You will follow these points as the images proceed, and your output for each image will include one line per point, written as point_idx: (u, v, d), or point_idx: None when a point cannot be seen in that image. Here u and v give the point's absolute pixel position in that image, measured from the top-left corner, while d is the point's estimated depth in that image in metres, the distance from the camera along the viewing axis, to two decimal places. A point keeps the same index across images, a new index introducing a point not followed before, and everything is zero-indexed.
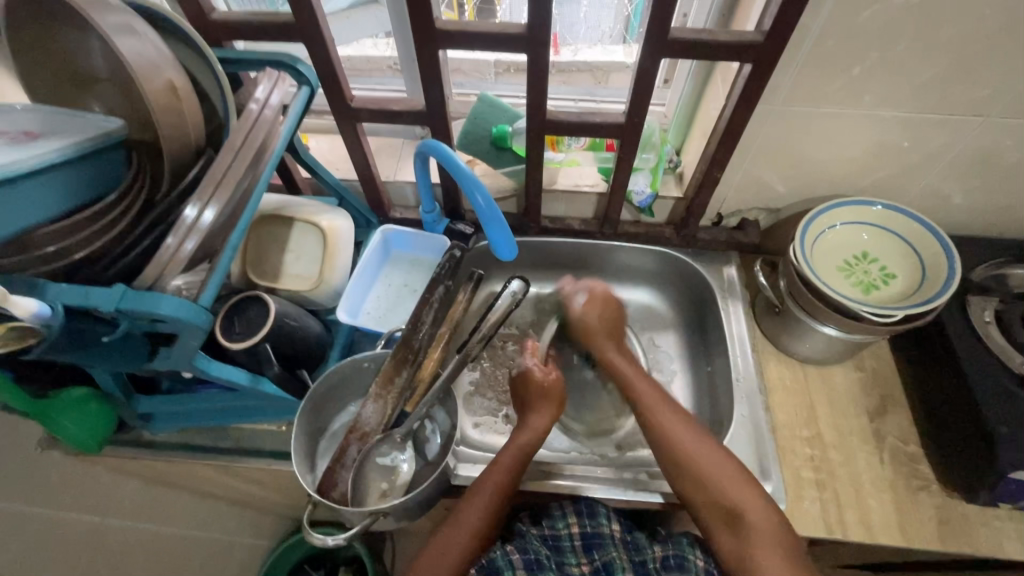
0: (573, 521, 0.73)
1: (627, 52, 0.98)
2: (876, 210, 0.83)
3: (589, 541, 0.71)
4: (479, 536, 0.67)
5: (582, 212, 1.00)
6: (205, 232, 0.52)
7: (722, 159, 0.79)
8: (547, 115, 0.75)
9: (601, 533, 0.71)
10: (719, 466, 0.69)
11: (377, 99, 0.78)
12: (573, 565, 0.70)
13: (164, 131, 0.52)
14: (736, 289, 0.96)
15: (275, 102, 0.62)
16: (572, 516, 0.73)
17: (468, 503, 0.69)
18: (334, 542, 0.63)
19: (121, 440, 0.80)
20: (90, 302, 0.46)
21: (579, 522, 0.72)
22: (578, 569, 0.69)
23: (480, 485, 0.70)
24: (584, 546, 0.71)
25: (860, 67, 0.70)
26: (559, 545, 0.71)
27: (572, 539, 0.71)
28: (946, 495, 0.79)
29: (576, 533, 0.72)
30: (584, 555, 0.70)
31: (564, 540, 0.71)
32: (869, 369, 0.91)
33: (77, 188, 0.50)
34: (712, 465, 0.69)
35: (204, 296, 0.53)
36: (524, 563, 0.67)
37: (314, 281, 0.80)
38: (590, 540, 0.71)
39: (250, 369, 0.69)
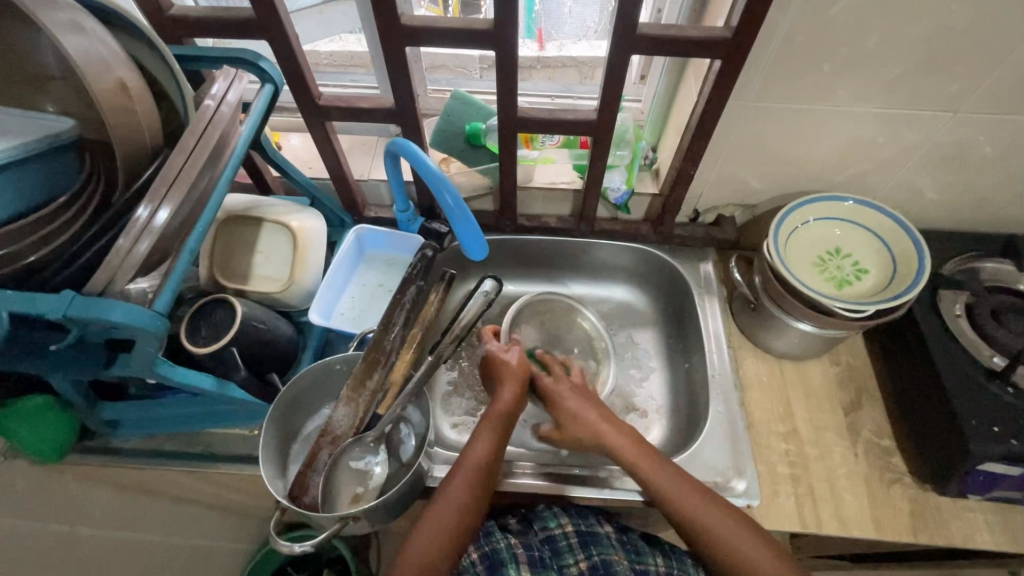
0: (565, 520, 0.75)
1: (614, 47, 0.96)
2: (848, 206, 0.83)
3: (586, 539, 0.73)
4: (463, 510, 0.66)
5: (560, 210, 0.99)
6: (159, 233, 0.51)
7: (695, 155, 0.79)
8: (519, 112, 0.75)
9: (597, 533, 0.74)
10: (717, 515, 0.66)
11: (346, 96, 0.76)
12: (571, 564, 0.71)
13: (115, 132, 0.51)
14: (712, 286, 0.96)
15: (233, 99, 0.60)
16: (564, 517, 0.76)
17: (449, 487, 0.68)
18: (303, 548, 0.62)
19: (87, 448, 0.78)
20: (36, 309, 0.45)
21: (572, 523, 0.75)
22: (577, 567, 0.71)
23: (463, 461, 0.70)
24: (581, 544, 0.72)
25: (830, 64, 0.70)
26: (557, 546, 0.72)
27: (568, 538, 0.73)
28: (918, 488, 0.80)
29: (571, 531, 0.74)
30: (581, 552, 0.72)
31: (561, 540, 0.73)
32: (845, 363, 0.91)
33: (25, 191, 0.48)
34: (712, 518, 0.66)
35: (161, 299, 0.52)
36: (529, 558, 0.71)
37: (284, 282, 0.78)
38: (587, 538, 0.73)
39: (217, 374, 0.68)
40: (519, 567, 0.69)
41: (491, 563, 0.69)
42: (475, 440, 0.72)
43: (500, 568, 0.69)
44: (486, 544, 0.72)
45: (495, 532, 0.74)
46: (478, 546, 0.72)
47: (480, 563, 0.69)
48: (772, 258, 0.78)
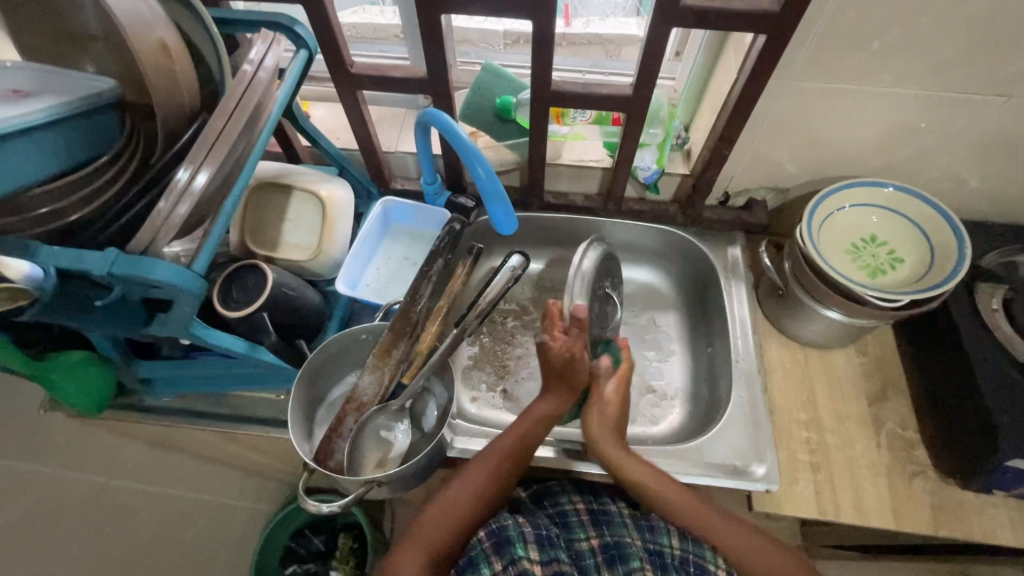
0: (576, 498, 0.76)
1: (640, 25, 0.95)
2: (887, 192, 0.80)
3: (598, 517, 0.73)
4: (485, 493, 0.68)
5: (586, 188, 0.99)
6: (199, 196, 0.51)
7: (731, 134, 0.77)
8: (552, 85, 0.73)
9: (609, 511, 0.74)
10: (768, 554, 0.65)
11: (379, 65, 0.76)
12: (582, 540, 0.70)
13: (156, 92, 0.51)
14: (740, 270, 0.94)
15: (270, 64, 0.60)
16: (576, 495, 0.77)
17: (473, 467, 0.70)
18: (329, 509, 0.64)
19: (121, 404, 0.81)
20: (82, 266, 0.46)
21: (583, 501, 0.76)
22: (587, 543, 0.69)
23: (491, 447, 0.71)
24: (592, 521, 0.72)
25: (879, 42, 0.67)
26: (568, 521, 0.73)
27: (578, 514, 0.74)
28: (940, 481, 0.79)
29: (581, 509, 0.75)
30: (593, 528, 0.71)
31: (572, 516, 0.73)
32: (872, 354, 0.90)
33: (68, 150, 0.50)
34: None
35: (198, 261, 0.53)
36: (535, 538, 0.67)
37: (312, 251, 0.79)
38: (599, 516, 0.73)
39: (247, 338, 0.69)
40: (527, 547, 0.65)
41: (497, 540, 0.65)
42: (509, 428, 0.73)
43: (508, 545, 0.64)
44: (495, 521, 0.68)
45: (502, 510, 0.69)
46: (486, 523, 0.68)
47: (487, 541, 0.65)
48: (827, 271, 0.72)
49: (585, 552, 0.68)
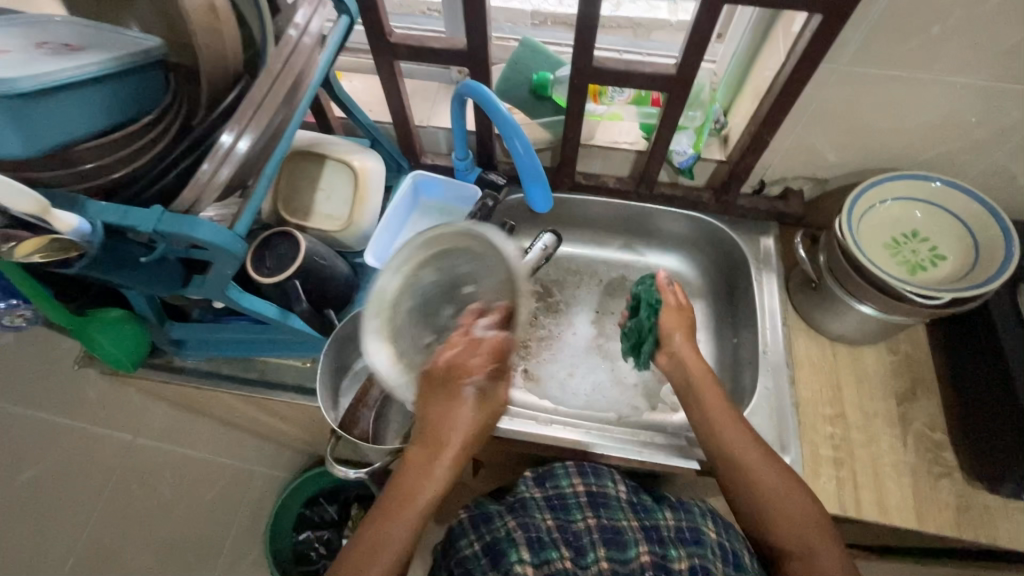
0: (576, 480, 0.72)
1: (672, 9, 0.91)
2: (934, 187, 0.77)
3: (596, 499, 0.70)
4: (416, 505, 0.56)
5: (618, 170, 0.97)
6: (240, 161, 0.51)
7: (775, 119, 0.75)
8: (593, 61, 0.71)
9: (606, 493, 0.71)
10: (805, 510, 0.61)
11: (418, 36, 0.74)
12: (579, 521, 0.67)
13: (203, 52, 0.51)
14: (772, 261, 0.92)
15: (314, 30, 0.59)
16: (577, 477, 0.73)
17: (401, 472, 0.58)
18: (355, 475, 0.66)
19: (153, 364, 0.82)
20: (128, 222, 0.46)
21: (583, 482, 0.72)
22: (584, 523, 0.67)
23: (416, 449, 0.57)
24: (590, 503, 0.69)
25: (940, 27, 0.64)
26: (564, 503, 0.69)
27: (577, 497, 0.70)
28: (967, 484, 0.78)
29: (580, 492, 0.71)
30: (590, 509, 0.68)
31: (570, 498, 0.70)
32: (904, 352, 0.88)
33: (114, 107, 0.49)
34: (815, 545, 0.59)
35: (239, 224, 0.54)
36: (526, 539, 0.64)
37: (344, 222, 0.79)
38: (597, 497, 0.70)
39: (279, 304, 0.70)
40: (519, 552, 0.63)
41: (493, 554, 0.64)
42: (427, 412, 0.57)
43: (500, 557, 0.63)
44: (487, 532, 0.67)
45: (494, 519, 0.68)
46: (480, 535, 0.67)
47: (483, 555, 0.64)
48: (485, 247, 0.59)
49: (582, 532, 0.66)
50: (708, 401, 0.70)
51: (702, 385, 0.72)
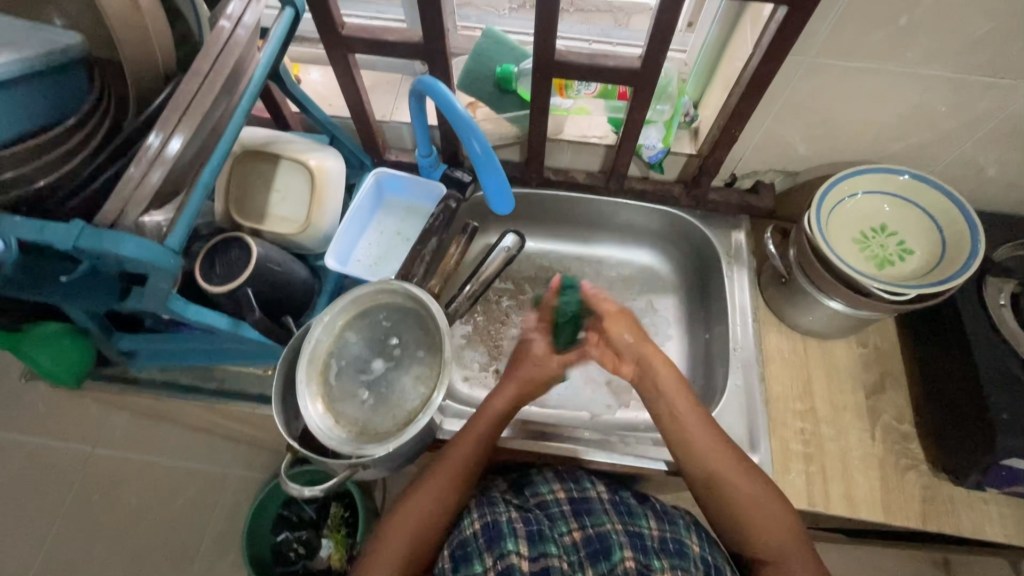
0: (557, 488, 0.73)
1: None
2: (902, 179, 0.77)
3: (578, 506, 0.70)
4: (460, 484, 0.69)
5: (589, 165, 0.95)
6: (173, 162, 0.48)
7: (743, 112, 0.73)
8: (556, 54, 0.68)
9: (589, 498, 0.71)
10: (766, 507, 0.63)
11: (372, 27, 0.71)
12: (564, 532, 0.68)
13: (125, 51, 0.47)
14: (743, 256, 0.91)
15: (250, 21, 0.55)
16: (557, 484, 0.74)
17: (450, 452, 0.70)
18: (311, 492, 0.63)
19: (105, 375, 0.79)
20: (45, 238, 0.43)
21: (564, 489, 0.73)
22: (570, 536, 0.67)
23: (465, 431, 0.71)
24: (574, 512, 0.70)
25: (908, 18, 0.63)
26: (550, 512, 0.70)
27: (560, 505, 0.71)
28: (933, 476, 0.78)
29: (562, 498, 0.72)
30: (575, 520, 0.69)
31: (553, 507, 0.71)
32: (873, 345, 0.87)
33: (28, 110, 0.45)
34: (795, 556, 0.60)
35: (172, 236, 0.50)
36: (526, 533, 0.66)
37: (301, 224, 0.76)
38: (579, 505, 0.71)
39: (231, 313, 0.67)
40: (518, 542, 0.64)
41: (490, 539, 0.65)
42: (490, 405, 0.73)
43: (499, 542, 0.64)
44: (489, 514, 0.68)
45: (496, 505, 0.69)
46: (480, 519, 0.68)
47: (480, 537, 0.66)
48: (420, 301, 0.70)
49: (568, 545, 0.67)
50: (682, 415, 0.69)
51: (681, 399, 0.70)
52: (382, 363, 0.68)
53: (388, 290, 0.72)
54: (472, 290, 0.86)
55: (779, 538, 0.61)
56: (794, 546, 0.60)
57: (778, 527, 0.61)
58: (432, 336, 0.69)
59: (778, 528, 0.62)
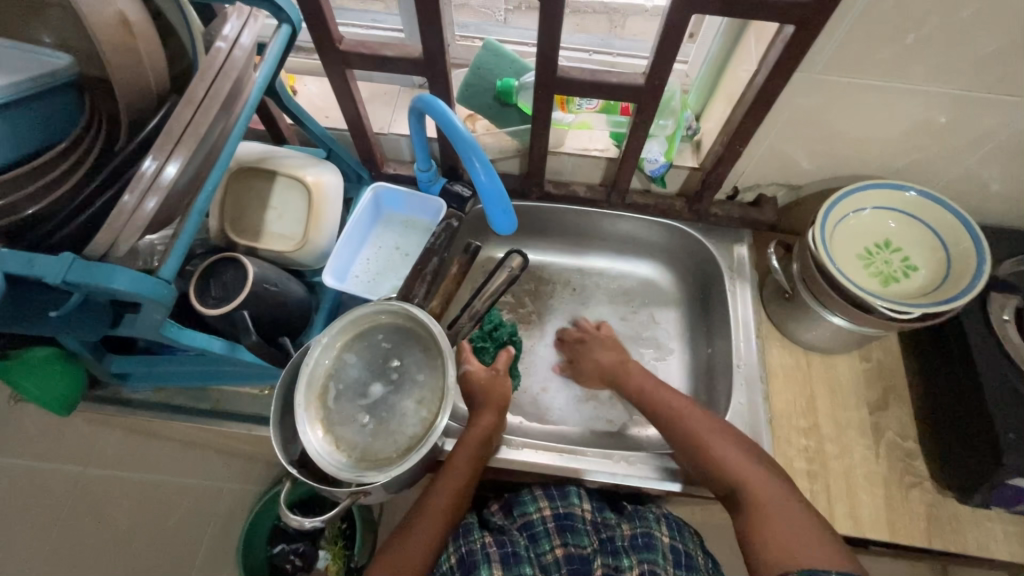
0: (543, 504, 0.73)
1: None
2: (908, 196, 0.76)
3: (562, 522, 0.70)
4: (455, 507, 0.67)
5: (589, 177, 0.94)
6: (168, 189, 0.46)
7: (747, 129, 0.72)
8: (558, 70, 0.67)
9: (573, 514, 0.71)
10: (756, 472, 0.64)
11: (371, 42, 0.69)
12: (547, 550, 0.68)
13: (117, 75, 0.46)
14: (746, 270, 0.90)
15: (247, 42, 0.53)
16: (543, 501, 0.73)
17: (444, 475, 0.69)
18: (311, 524, 0.64)
19: (97, 397, 0.77)
20: (33, 272, 0.41)
21: (550, 505, 0.73)
22: (553, 554, 0.68)
23: (457, 449, 0.70)
24: (556, 528, 0.70)
25: (914, 36, 0.62)
26: (533, 532, 0.70)
27: (544, 522, 0.71)
28: (938, 493, 0.78)
29: (547, 516, 0.71)
30: (557, 537, 0.69)
31: (538, 525, 0.71)
32: (875, 360, 0.87)
33: (16, 137, 0.44)
34: (773, 491, 0.62)
35: (167, 264, 0.49)
36: (501, 556, 0.67)
37: (298, 241, 0.74)
38: (563, 521, 0.70)
39: (227, 336, 0.65)
40: (492, 567, 0.66)
41: (466, 567, 0.67)
42: (476, 424, 0.71)
43: (474, 572, 0.66)
44: (464, 544, 0.69)
45: (473, 531, 0.71)
46: (457, 546, 0.69)
47: (458, 567, 0.67)
48: (422, 322, 0.69)
49: (551, 564, 0.67)
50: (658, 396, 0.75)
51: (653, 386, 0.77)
52: (382, 385, 0.67)
53: (386, 310, 0.70)
54: (473, 311, 0.83)
55: (769, 500, 0.61)
56: (783, 508, 0.60)
57: (768, 492, 0.62)
58: (434, 355, 0.68)
59: (767, 490, 0.62)
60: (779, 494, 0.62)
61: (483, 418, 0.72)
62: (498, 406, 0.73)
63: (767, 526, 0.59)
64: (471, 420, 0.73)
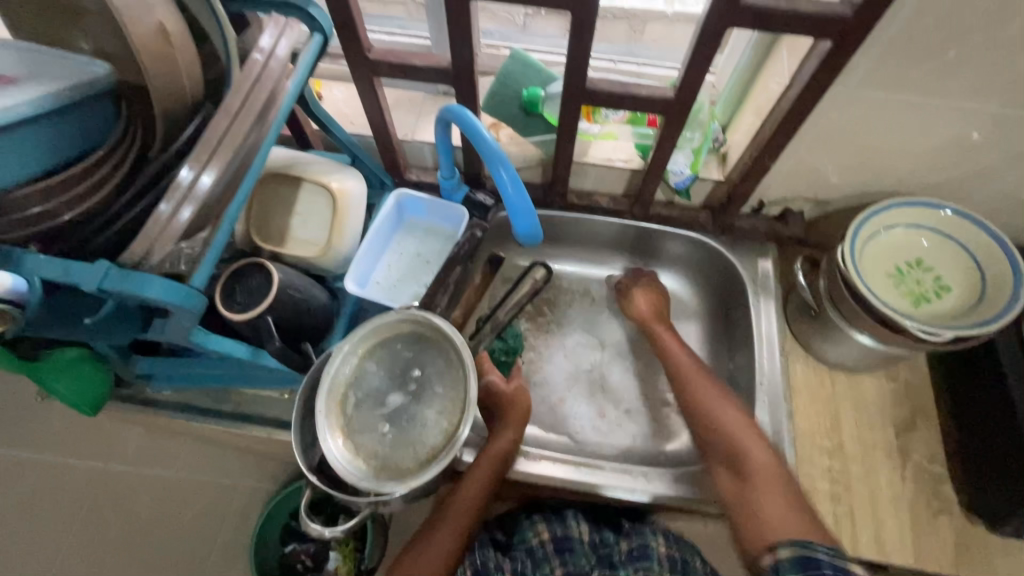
0: (541, 528, 0.72)
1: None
2: (943, 215, 0.74)
3: (561, 545, 0.70)
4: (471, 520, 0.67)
5: (613, 188, 0.93)
6: (203, 199, 0.47)
7: (778, 143, 0.71)
8: (588, 81, 0.67)
9: (572, 537, 0.71)
10: (764, 452, 0.66)
11: (400, 50, 0.69)
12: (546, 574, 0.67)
13: (155, 84, 0.46)
14: (770, 285, 0.88)
15: (282, 52, 0.55)
16: (542, 524, 0.73)
17: (460, 488, 0.69)
18: (331, 532, 0.65)
19: (123, 396, 0.79)
20: (72, 278, 0.42)
21: (548, 530, 0.72)
22: None
23: (477, 461, 0.70)
24: (556, 551, 0.69)
25: (955, 52, 0.61)
26: (533, 557, 0.69)
27: (544, 546, 0.70)
28: (967, 520, 0.76)
29: (546, 539, 0.71)
30: (557, 559, 0.68)
31: (537, 550, 0.70)
32: (903, 381, 0.85)
33: (54, 145, 0.45)
34: (772, 472, 0.64)
35: (197, 274, 0.50)
36: None
37: (322, 247, 0.74)
38: (562, 543, 0.70)
39: (251, 341, 0.65)
40: None
41: None
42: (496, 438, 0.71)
43: None
44: (479, 557, 0.70)
45: (487, 547, 0.71)
46: (469, 563, 0.69)
47: None
48: (444, 333, 0.69)
49: None
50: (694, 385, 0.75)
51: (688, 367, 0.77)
52: (404, 395, 0.67)
53: (409, 319, 0.70)
54: (496, 322, 0.84)
55: (766, 477, 0.64)
56: (772, 488, 0.63)
57: (765, 471, 0.64)
58: (455, 367, 0.67)
59: (764, 465, 0.65)
60: (781, 480, 0.64)
61: (502, 434, 0.71)
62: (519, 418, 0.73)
63: (760, 497, 0.62)
64: (490, 434, 0.72)
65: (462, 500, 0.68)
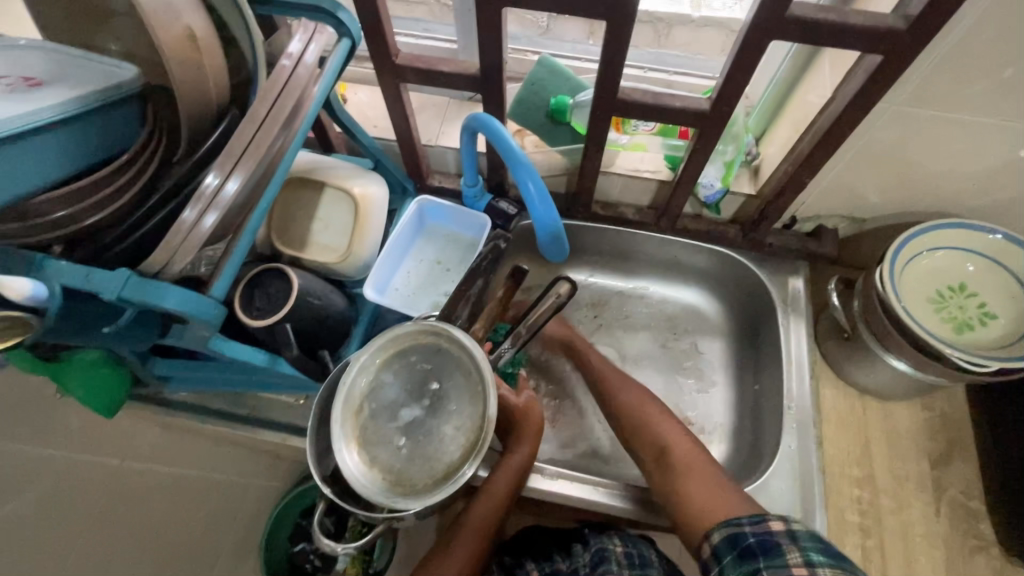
0: (524, 565, 0.69)
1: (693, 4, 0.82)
2: (992, 239, 0.70)
3: None
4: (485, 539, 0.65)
5: (638, 199, 0.91)
6: (227, 206, 0.46)
7: (816, 159, 0.68)
8: (620, 92, 0.65)
9: (549, 570, 0.68)
10: (697, 458, 0.63)
11: (427, 56, 0.68)
12: None
13: (183, 89, 0.45)
14: (801, 306, 0.84)
15: (311, 59, 0.53)
16: (524, 561, 0.70)
17: (475, 505, 0.67)
18: (343, 549, 0.66)
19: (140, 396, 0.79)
20: (90, 286, 0.41)
21: (528, 565, 0.69)
22: None
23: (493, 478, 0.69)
24: None
25: (1012, 71, 0.57)
26: None
27: None
28: (1004, 560, 0.73)
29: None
30: None
31: None
32: (938, 411, 0.81)
33: (79, 149, 0.44)
34: (701, 472, 0.62)
35: (218, 283, 0.49)
36: None
37: (342, 253, 0.73)
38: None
39: (270, 348, 0.65)
40: None
41: None
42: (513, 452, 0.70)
43: None
44: None
45: None
46: None
47: None
48: (463, 346, 0.67)
49: None
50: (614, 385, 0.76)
51: (607, 375, 0.77)
52: (421, 408, 0.65)
53: (428, 330, 0.68)
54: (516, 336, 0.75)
55: (695, 476, 0.61)
56: (712, 484, 0.60)
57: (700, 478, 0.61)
58: (473, 381, 0.65)
59: (692, 466, 0.63)
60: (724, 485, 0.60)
61: (519, 450, 0.70)
62: (536, 431, 0.71)
63: (693, 498, 0.60)
64: (507, 449, 0.71)
65: (476, 519, 0.66)
